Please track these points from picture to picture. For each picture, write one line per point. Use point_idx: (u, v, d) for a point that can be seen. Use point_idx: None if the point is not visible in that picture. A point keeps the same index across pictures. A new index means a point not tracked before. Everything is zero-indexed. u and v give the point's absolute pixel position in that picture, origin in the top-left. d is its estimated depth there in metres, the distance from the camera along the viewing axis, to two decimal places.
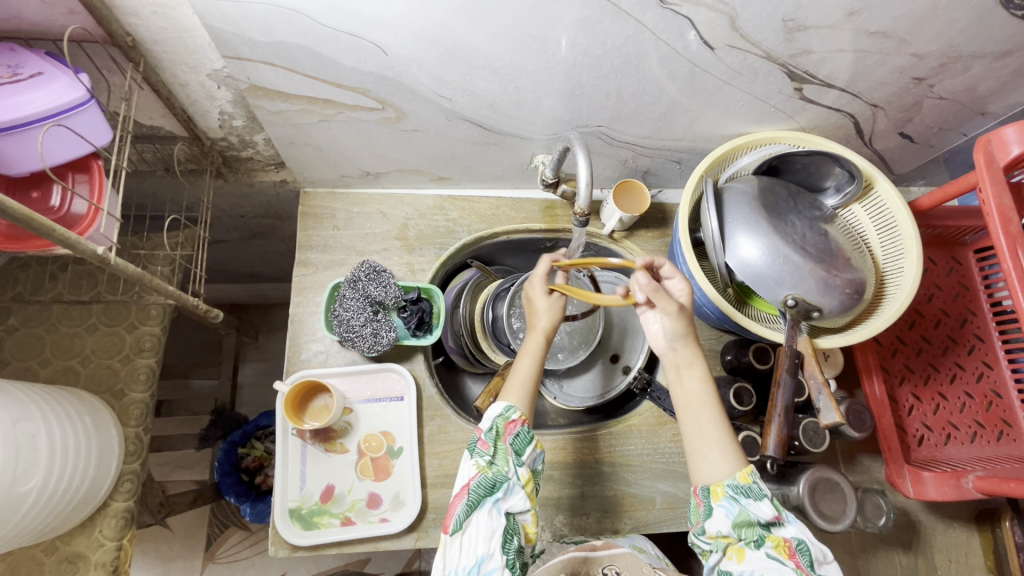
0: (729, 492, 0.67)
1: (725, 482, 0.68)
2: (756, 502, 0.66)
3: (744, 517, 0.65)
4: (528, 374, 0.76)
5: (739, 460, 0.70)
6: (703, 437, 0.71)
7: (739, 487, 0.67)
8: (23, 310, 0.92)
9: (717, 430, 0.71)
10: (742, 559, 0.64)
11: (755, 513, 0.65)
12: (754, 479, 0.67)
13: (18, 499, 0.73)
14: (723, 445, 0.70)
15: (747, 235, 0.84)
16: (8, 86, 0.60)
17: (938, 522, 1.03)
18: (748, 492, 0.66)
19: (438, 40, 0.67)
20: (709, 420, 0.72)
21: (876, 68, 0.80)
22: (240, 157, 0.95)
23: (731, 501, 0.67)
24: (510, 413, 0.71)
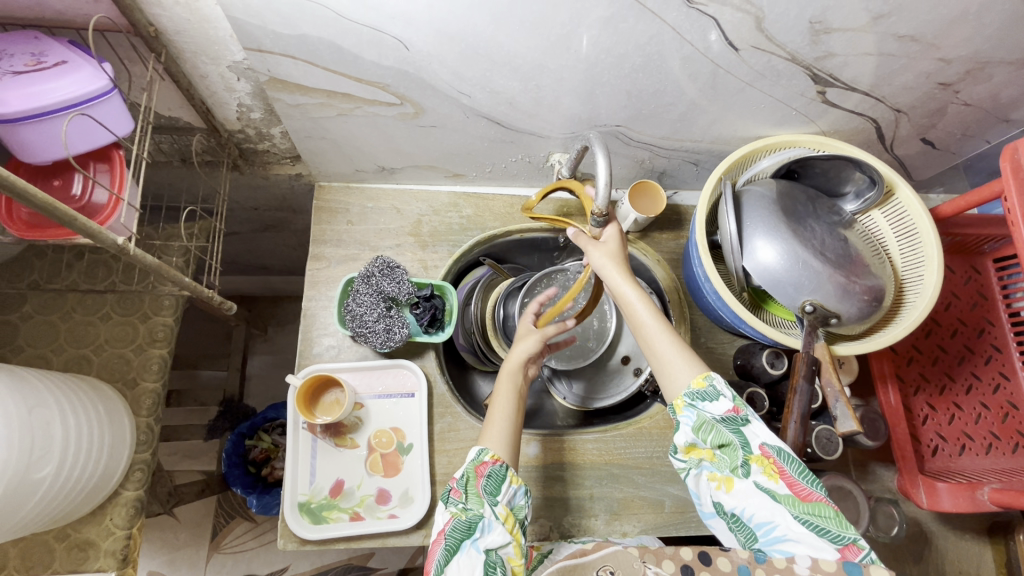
0: (687, 401, 0.68)
1: (683, 393, 0.69)
2: (711, 404, 0.67)
3: (703, 420, 0.66)
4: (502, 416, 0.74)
5: (698, 367, 0.71)
6: (660, 353, 0.73)
7: (694, 393, 0.68)
8: (39, 297, 0.93)
9: (672, 343, 0.72)
10: (731, 490, 0.65)
11: (712, 412, 0.66)
12: (707, 382, 0.68)
13: (33, 486, 0.73)
14: (678, 359, 0.71)
15: (766, 238, 0.83)
16: (33, 74, 0.59)
17: (950, 533, 1.02)
18: (704, 396, 0.67)
19: (460, 36, 0.66)
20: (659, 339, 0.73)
21: (901, 73, 0.79)
22: (257, 150, 0.95)
23: (690, 409, 0.68)
24: (483, 455, 0.70)
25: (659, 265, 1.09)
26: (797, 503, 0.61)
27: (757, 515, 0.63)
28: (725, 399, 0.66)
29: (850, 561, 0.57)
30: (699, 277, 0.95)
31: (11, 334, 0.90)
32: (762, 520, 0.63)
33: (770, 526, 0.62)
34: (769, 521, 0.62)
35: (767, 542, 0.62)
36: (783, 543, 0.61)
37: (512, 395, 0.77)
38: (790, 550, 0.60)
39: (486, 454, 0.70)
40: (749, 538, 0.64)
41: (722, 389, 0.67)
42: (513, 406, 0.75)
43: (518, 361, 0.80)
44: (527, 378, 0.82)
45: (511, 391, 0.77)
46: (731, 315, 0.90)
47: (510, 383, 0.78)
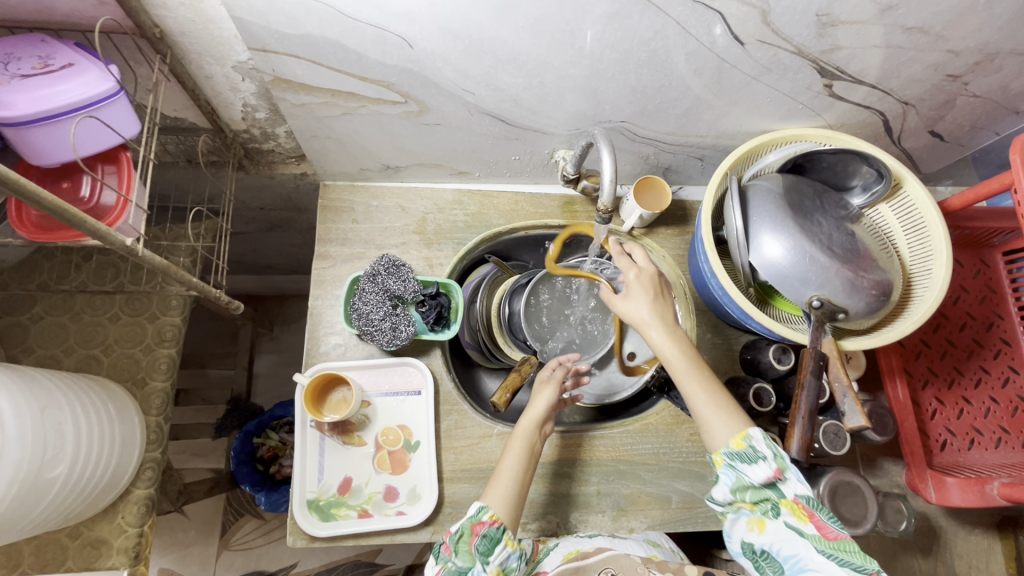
0: (726, 459, 0.67)
1: (721, 450, 0.68)
2: (751, 466, 0.65)
3: (741, 481, 0.66)
4: (509, 480, 0.74)
5: (736, 423, 0.68)
6: (698, 408, 0.70)
7: (734, 454, 0.66)
8: (48, 298, 0.93)
9: (707, 397, 0.70)
10: (763, 530, 0.65)
11: (752, 474, 0.65)
12: (747, 443, 0.66)
13: (45, 486, 0.74)
14: (715, 415, 0.69)
15: (772, 234, 0.82)
16: (40, 77, 0.60)
17: (960, 529, 1.01)
18: (744, 457, 0.66)
19: (463, 33, 0.66)
20: (697, 397, 0.70)
21: (909, 65, 0.78)
22: (262, 149, 0.95)
23: (729, 468, 0.67)
24: (481, 514, 0.69)
25: (666, 261, 1.09)
26: (825, 543, 0.62)
27: (784, 549, 0.64)
28: (766, 461, 0.64)
29: None
30: (704, 272, 0.94)
31: (21, 335, 0.91)
32: (788, 554, 0.63)
33: (796, 560, 0.63)
34: (794, 554, 0.63)
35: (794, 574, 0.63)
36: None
37: (523, 454, 0.77)
38: None
39: (485, 512, 0.70)
40: (778, 573, 0.64)
41: (764, 451, 0.65)
42: (521, 465, 0.76)
43: (534, 419, 0.81)
44: (543, 436, 0.82)
45: (521, 451, 0.77)
46: (737, 310, 0.90)
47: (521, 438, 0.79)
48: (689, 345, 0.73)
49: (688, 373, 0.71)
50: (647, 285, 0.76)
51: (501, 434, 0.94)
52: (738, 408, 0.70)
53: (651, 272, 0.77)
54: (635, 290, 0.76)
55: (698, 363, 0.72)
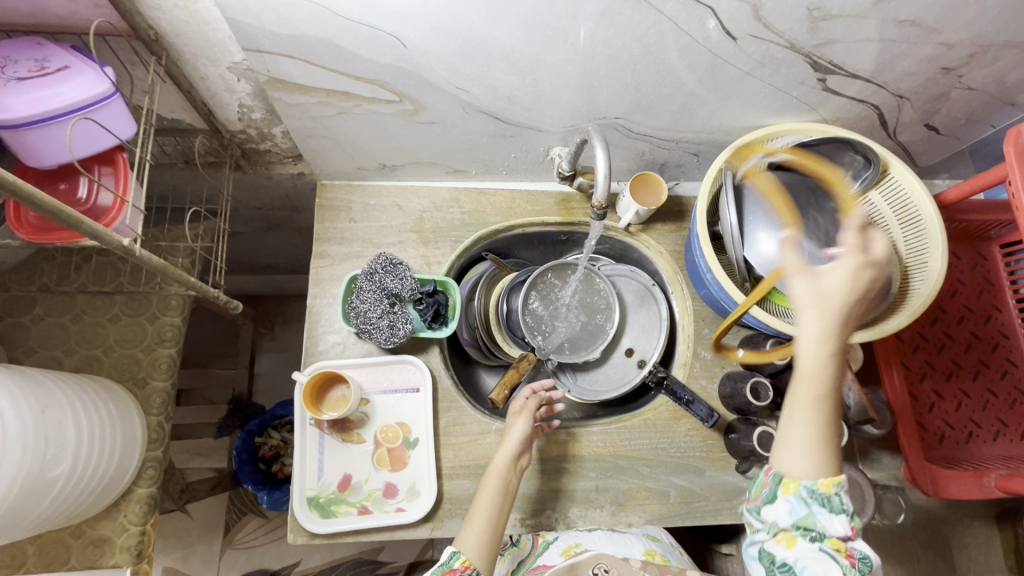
0: (802, 493, 0.59)
1: (803, 483, 0.59)
2: (830, 513, 0.58)
3: (809, 519, 0.59)
4: (482, 526, 0.77)
5: (829, 463, 0.59)
6: (801, 431, 0.58)
7: (817, 494, 0.58)
8: (49, 300, 0.94)
9: (817, 430, 0.58)
10: (792, 546, 0.60)
11: (823, 517, 0.58)
12: (837, 492, 0.58)
13: (47, 485, 0.74)
14: (810, 449, 0.58)
15: (766, 231, 0.85)
16: (36, 80, 0.60)
17: (959, 521, 1.01)
18: (825, 500, 0.58)
19: (456, 31, 0.66)
20: (808, 423, 0.58)
21: (903, 58, 0.78)
22: (259, 150, 0.96)
23: (800, 501, 0.59)
24: (452, 561, 0.72)
25: (662, 257, 1.09)
26: None
27: (811, 568, 0.59)
28: (843, 514, 0.58)
29: None
30: (700, 267, 0.94)
31: (22, 337, 0.92)
32: None
33: None
34: None
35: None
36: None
37: (496, 494, 0.79)
38: None
39: (458, 557, 0.73)
40: None
41: (845, 503, 0.59)
42: (494, 505, 0.79)
43: (507, 456, 0.83)
44: (520, 469, 0.85)
45: (494, 492, 0.80)
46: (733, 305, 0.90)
47: (495, 476, 0.82)
48: (841, 365, 0.58)
49: (823, 398, 0.57)
50: (849, 274, 0.55)
51: (498, 431, 0.95)
52: (840, 445, 0.60)
53: (867, 261, 0.56)
54: (813, 278, 0.57)
55: (836, 392, 0.57)
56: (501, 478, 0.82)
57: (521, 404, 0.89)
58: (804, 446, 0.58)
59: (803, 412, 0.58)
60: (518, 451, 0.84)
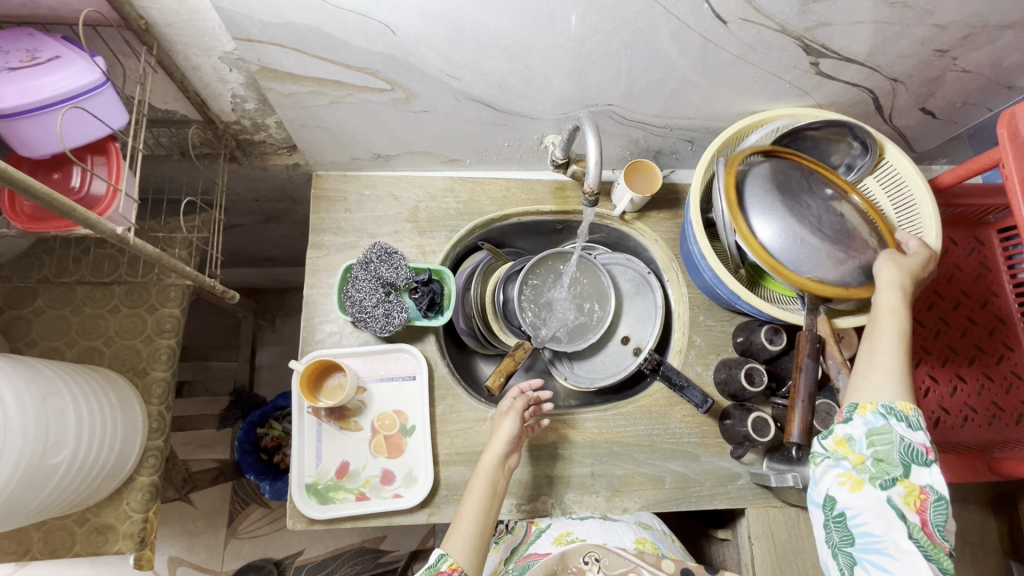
0: (880, 409, 0.65)
1: (880, 402, 0.66)
2: (907, 430, 0.64)
3: (885, 435, 0.63)
4: (470, 530, 0.76)
5: (904, 394, 0.67)
6: (884, 355, 0.69)
7: (894, 409, 0.65)
8: (49, 291, 0.95)
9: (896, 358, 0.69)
10: (858, 490, 0.63)
11: (901, 435, 0.63)
12: (915, 410, 0.64)
13: (50, 471, 0.76)
14: (892, 374, 0.68)
15: (763, 215, 0.82)
16: (27, 69, 0.61)
17: (954, 506, 1.02)
18: (903, 420, 0.64)
19: (445, 17, 0.66)
20: (888, 348, 0.70)
21: (896, 41, 0.78)
22: (254, 141, 0.96)
23: (878, 416, 0.65)
24: (439, 563, 0.72)
25: (658, 245, 1.09)
26: (920, 537, 0.60)
27: (871, 519, 0.61)
28: (921, 438, 0.63)
29: None
30: (695, 254, 0.95)
31: (24, 328, 0.93)
32: (874, 528, 0.61)
33: (877, 537, 0.60)
34: (879, 533, 0.60)
35: (862, 551, 0.61)
36: (880, 558, 0.60)
37: (484, 495, 0.79)
38: (887, 566, 0.59)
39: (445, 560, 0.72)
40: (845, 539, 0.63)
41: (922, 426, 0.64)
42: (482, 506, 0.78)
43: (495, 457, 0.83)
44: (508, 470, 0.84)
45: (482, 492, 0.79)
46: (727, 292, 0.90)
47: (483, 471, 0.82)
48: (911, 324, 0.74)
49: (900, 330, 0.71)
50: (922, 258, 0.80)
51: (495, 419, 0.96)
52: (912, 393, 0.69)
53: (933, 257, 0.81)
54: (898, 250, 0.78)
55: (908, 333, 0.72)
56: (489, 478, 0.81)
57: (507, 404, 0.88)
58: (887, 367, 0.68)
59: (885, 340, 0.71)
60: (505, 452, 0.84)
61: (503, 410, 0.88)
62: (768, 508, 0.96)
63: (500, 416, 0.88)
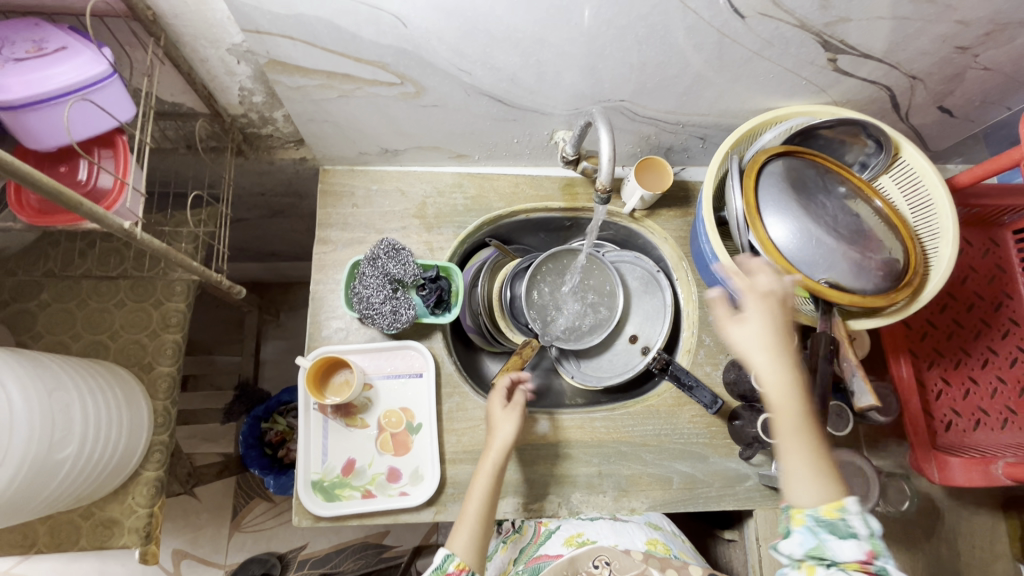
0: (809, 523, 0.56)
1: (808, 515, 0.56)
2: (840, 541, 0.54)
3: (820, 551, 0.55)
4: (473, 526, 0.75)
5: (833, 486, 0.56)
6: (793, 463, 0.56)
7: (822, 521, 0.55)
8: (54, 285, 0.94)
9: (807, 458, 0.56)
10: None
11: (835, 547, 0.54)
12: (842, 515, 0.54)
13: (55, 466, 0.75)
14: (809, 480, 0.56)
15: (776, 215, 0.81)
16: (33, 61, 0.60)
17: (963, 509, 1.01)
18: (833, 527, 0.55)
19: (458, 10, 0.65)
20: (797, 452, 0.56)
21: (917, 37, 0.76)
22: (261, 134, 0.95)
23: (809, 532, 0.56)
24: (446, 564, 0.71)
25: (667, 243, 1.08)
26: None
27: None
28: (859, 539, 0.54)
29: None
30: (706, 253, 0.94)
31: (30, 322, 0.93)
32: None
33: None
34: None
35: None
36: None
37: (486, 489, 0.78)
38: None
39: (451, 560, 0.71)
40: None
41: (858, 527, 0.54)
42: (484, 500, 0.77)
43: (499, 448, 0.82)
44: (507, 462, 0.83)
45: (484, 487, 0.78)
46: (739, 292, 0.90)
47: (484, 469, 0.80)
48: (808, 390, 0.57)
49: (796, 423, 0.56)
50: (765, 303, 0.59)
51: None
52: (838, 463, 0.57)
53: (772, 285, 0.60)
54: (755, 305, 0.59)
55: (810, 416, 0.56)
56: (491, 476, 0.79)
57: (498, 404, 0.86)
58: (801, 474, 0.56)
59: (790, 444, 0.56)
60: (506, 448, 0.82)
61: (498, 404, 0.87)
62: (776, 510, 0.96)
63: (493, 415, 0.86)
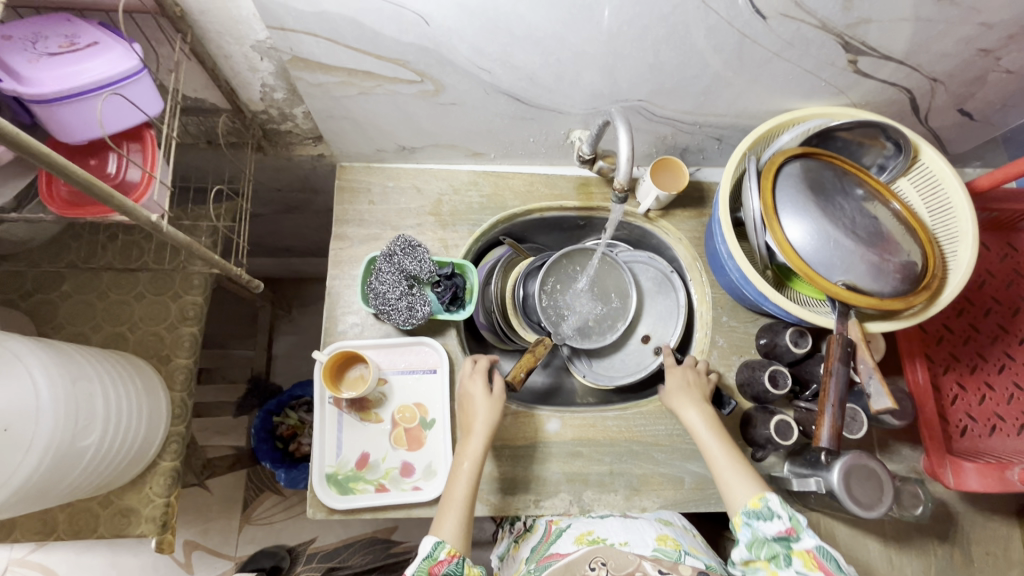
0: (743, 519, 0.74)
1: (740, 510, 0.75)
2: (767, 524, 0.72)
3: (756, 537, 0.72)
4: (460, 511, 0.76)
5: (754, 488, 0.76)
6: (719, 472, 0.80)
7: (749, 512, 0.73)
8: (76, 277, 0.96)
9: (727, 464, 0.79)
10: None
11: (766, 531, 0.72)
12: (762, 502, 0.73)
13: (77, 455, 0.77)
14: (733, 481, 0.77)
15: (794, 216, 0.81)
16: (66, 55, 0.61)
17: (977, 515, 1.00)
18: (759, 515, 0.73)
19: (482, 9, 0.66)
20: (721, 464, 0.80)
21: (939, 39, 0.76)
22: (280, 131, 0.96)
23: (746, 526, 0.73)
24: (437, 552, 0.71)
25: (681, 243, 1.08)
26: None
27: None
28: (780, 519, 0.72)
29: None
30: (721, 254, 0.94)
31: (51, 312, 0.94)
32: None
33: None
34: None
35: None
36: None
37: (470, 475, 0.79)
38: None
39: (442, 548, 0.72)
40: None
41: (777, 507, 0.72)
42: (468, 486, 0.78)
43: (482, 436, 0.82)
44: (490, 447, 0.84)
45: (469, 474, 0.79)
46: (754, 292, 0.90)
47: (468, 454, 0.81)
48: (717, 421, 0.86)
49: (712, 444, 0.83)
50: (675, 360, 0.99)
51: (515, 413, 0.96)
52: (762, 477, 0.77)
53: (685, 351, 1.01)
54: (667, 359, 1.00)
55: (726, 439, 0.83)
56: (476, 461, 0.81)
57: (480, 390, 0.87)
58: (727, 477, 0.78)
59: (713, 458, 0.81)
60: (488, 433, 0.83)
61: (481, 392, 0.87)
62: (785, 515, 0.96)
63: (474, 400, 0.86)
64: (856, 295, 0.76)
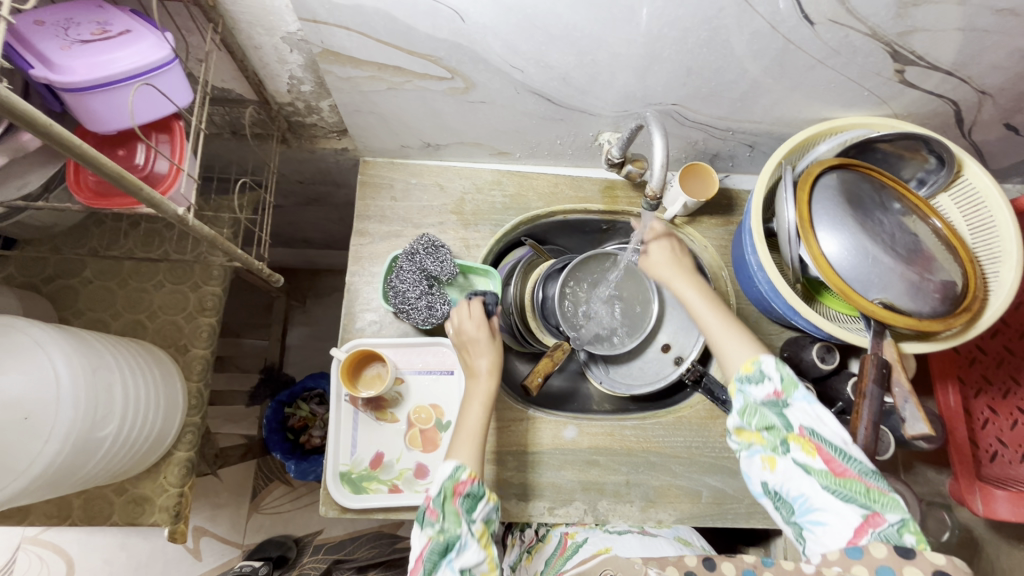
0: (737, 385, 0.69)
1: (733, 376, 0.70)
2: (758, 390, 0.67)
3: (749, 406, 0.67)
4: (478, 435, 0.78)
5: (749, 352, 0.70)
6: (712, 336, 0.75)
7: (743, 378, 0.69)
8: (96, 263, 0.96)
9: (720, 328, 0.74)
10: (772, 467, 0.65)
11: (756, 398, 0.67)
12: (754, 367, 0.68)
13: (96, 444, 0.76)
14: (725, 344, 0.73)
15: (831, 230, 0.78)
16: (98, 44, 0.60)
17: (1003, 542, 0.97)
18: (751, 380, 0.68)
19: (519, 6, 0.64)
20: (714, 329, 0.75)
21: (993, 51, 0.73)
22: (305, 123, 0.95)
23: (738, 392, 0.69)
24: (459, 473, 0.74)
25: (707, 251, 1.05)
26: (830, 479, 0.60)
27: (791, 488, 0.63)
28: (770, 382, 0.66)
29: (875, 527, 0.56)
30: (750, 264, 0.91)
31: (72, 297, 0.94)
32: (794, 494, 0.62)
33: (801, 498, 0.62)
34: (800, 494, 0.62)
35: (802, 515, 0.61)
36: (814, 515, 0.60)
37: (481, 407, 0.81)
38: (821, 520, 0.60)
39: (463, 471, 0.74)
40: (791, 515, 0.63)
41: (770, 372, 0.67)
42: (484, 415, 0.81)
43: (484, 373, 0.84)
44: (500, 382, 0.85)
45: (480, 408, 0.81)
46: (783, 305, 0.87)
47: (482, 390, 0.83)
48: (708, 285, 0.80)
49: (703, 307, 0.77)
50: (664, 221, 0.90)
51: (532, 418, 0.95)
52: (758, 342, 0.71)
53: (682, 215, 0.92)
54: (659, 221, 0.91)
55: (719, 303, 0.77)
56: (486, 401, 0.82)
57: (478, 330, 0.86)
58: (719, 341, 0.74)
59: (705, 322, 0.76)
60: (494, 373, 0.84)
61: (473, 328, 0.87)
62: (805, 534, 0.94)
63: (475, 340, 0.86)
64: (893, 314, 0.73)
